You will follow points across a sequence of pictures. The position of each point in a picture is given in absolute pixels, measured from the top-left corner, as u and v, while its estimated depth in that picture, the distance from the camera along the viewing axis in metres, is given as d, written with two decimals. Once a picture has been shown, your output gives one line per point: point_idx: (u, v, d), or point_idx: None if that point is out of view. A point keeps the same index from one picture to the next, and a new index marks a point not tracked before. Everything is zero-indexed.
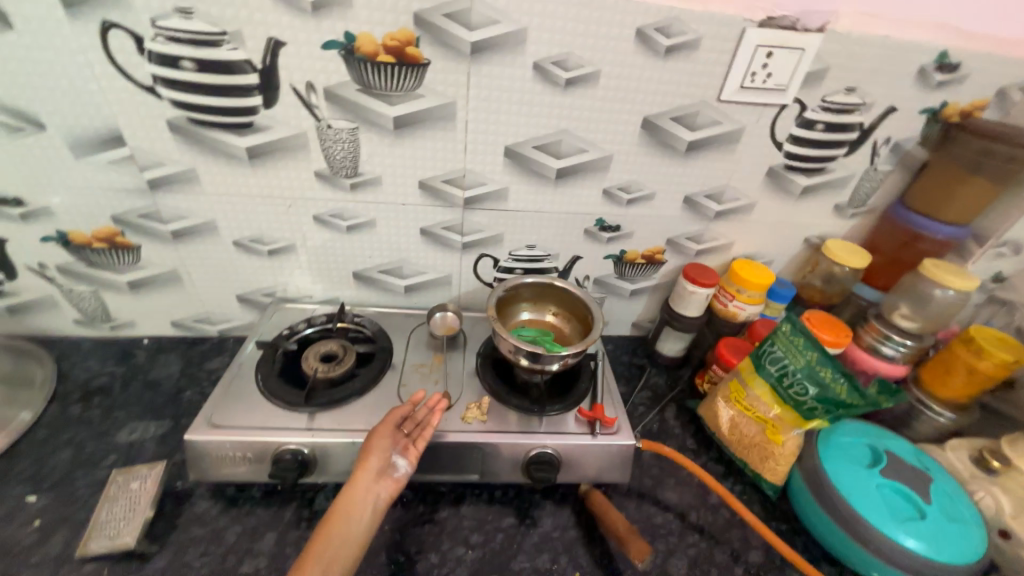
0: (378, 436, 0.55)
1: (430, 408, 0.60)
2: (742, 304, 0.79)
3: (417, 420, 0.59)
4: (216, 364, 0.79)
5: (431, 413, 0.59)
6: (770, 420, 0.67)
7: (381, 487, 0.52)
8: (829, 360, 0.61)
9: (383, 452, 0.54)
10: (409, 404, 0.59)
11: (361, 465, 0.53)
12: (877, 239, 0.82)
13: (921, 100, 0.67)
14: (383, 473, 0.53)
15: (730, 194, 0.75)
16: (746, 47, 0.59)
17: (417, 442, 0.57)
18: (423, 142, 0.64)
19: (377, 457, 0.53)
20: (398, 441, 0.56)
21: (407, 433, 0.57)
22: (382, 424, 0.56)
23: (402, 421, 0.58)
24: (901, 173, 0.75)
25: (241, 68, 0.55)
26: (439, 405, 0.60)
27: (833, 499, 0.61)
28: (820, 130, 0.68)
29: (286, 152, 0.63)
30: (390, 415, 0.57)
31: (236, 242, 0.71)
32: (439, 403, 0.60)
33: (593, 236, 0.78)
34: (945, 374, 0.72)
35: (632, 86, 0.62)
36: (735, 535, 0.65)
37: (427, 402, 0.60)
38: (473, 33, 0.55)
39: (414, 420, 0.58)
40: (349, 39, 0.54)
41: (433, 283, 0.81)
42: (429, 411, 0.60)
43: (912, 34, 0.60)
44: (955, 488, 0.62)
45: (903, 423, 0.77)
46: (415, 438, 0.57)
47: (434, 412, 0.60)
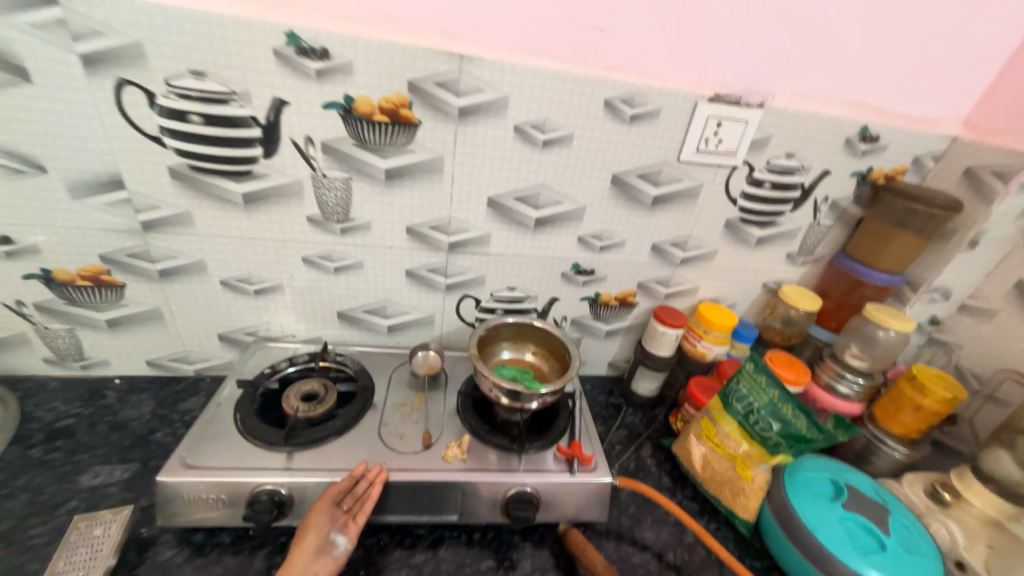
0: (315, 513, 0.55)
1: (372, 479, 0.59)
2: (709, 345, 0.84)
3: (358, 493, 0.58)
4: (191, 404, 0.78)
5: (372, 486, 0.59)
6: (740, 457, 0.70)
7: (315, 567, 0.52)
8: (789, 398, 0.65)
9: (320, 530, 0.54)
10: (349, 478, 0.58)
11: (298, 544, 0.53)
12: (826, 285, 0.91)
13: (851, 165, 0.77)
14: (321, 552, 0.53)
15: (693, 243, 0.82)
16: (699, 118, 0.68)
17: (356, 517, 0.56)
18: (412, 192, 0.69)
19: (314, 536, 0.53)
20: (336, 518, 0.55)
21: (347, 508, 0.57)
22: (320, 499, 0.57)
23: (342, 495, 0.57)
24: (841, 227, 0.85)
25: (246, 123, 0.60)
26: (380, 477, 0.59)
27: (801, 533, 0.63)
28: (768, 188, 0.77)
29: (281, 197, 0.66)
30: (328, 489, 0.57)
31: (224, 281, 0.73)
32: (380, 474, 0.60)
33: (570, 279, 0.83)
34: (894, 410, 0.77)
35: (602, 147, 0.69)
36: (711, 574, 0.66)
37: (368, 474, 0.59)
38: (461, 99, 0.62)
39: (354, 493, 0.58)
40: (348, 101, 0.60)
41: (416, 323, 0.84)
42: (369, 483, 0.59)
43: (837, 111, 0.71)
44: (911, 520, 0.65)
45: (863, 458, 0.82)
46: (354, 513, 0.56)
47: (375, 484, 0.59)
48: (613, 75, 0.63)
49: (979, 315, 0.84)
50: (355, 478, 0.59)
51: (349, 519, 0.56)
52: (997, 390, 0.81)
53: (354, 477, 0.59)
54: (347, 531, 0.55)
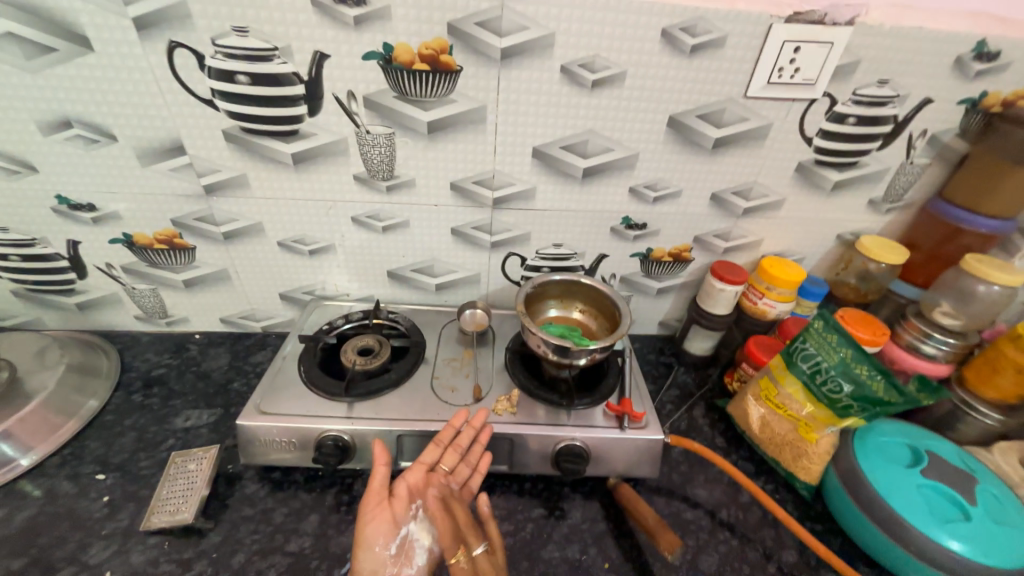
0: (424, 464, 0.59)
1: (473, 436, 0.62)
2: (772, 302, 0.78)
3: (460, 448, 0.61)
4: (261, 358, 0.84)
5: (475, 446, 0.62)
6: (803, 419, 0.66)
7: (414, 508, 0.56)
8: (865, 358, 0.60)
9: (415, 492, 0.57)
10: (449, 430, 0.61)
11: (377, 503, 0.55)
12: (915, 235, 0.80)
13: (960, 90, 0.65)
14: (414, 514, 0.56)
15: (758, 191, 0.75)
16: (772, 43, 0.59)
17: (458, 475, 0.60)
18: (455, 145, 0.67)
19: (407, 493, 0.56)
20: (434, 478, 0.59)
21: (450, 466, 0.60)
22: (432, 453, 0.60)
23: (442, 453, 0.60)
24: (939, 166, 0.73)
25: (289, 80, 0.59)
26: (483, 434, 0.62)
27: (871, 499, 0.59)
28: (852, 123, 0.68)
29: (328, 157, 0.67)
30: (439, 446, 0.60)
31: (281, 242, 0.76)
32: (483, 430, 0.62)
33: (620, 233, 0.79)
34: (991, 372, 0.69)
35: (657, 85, 0.63)
36: (767, 534, 0.64)
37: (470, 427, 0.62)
38: (502, 39, 0.58)
39: (457, 447, 0.60)
40: (387, 50, 0.58)
41: (463, 281, 0.84)
42: (472, 438, 0.62)
43: (945, 24, 0.60)
44: (1004, 491, 0.59)
45: (946, 425, 0.74)
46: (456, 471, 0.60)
47: (479, 443, 0.62)
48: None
49: None
50: (455, 433, 0.61)
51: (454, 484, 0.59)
52: None
53: (454, 430, 0.61)
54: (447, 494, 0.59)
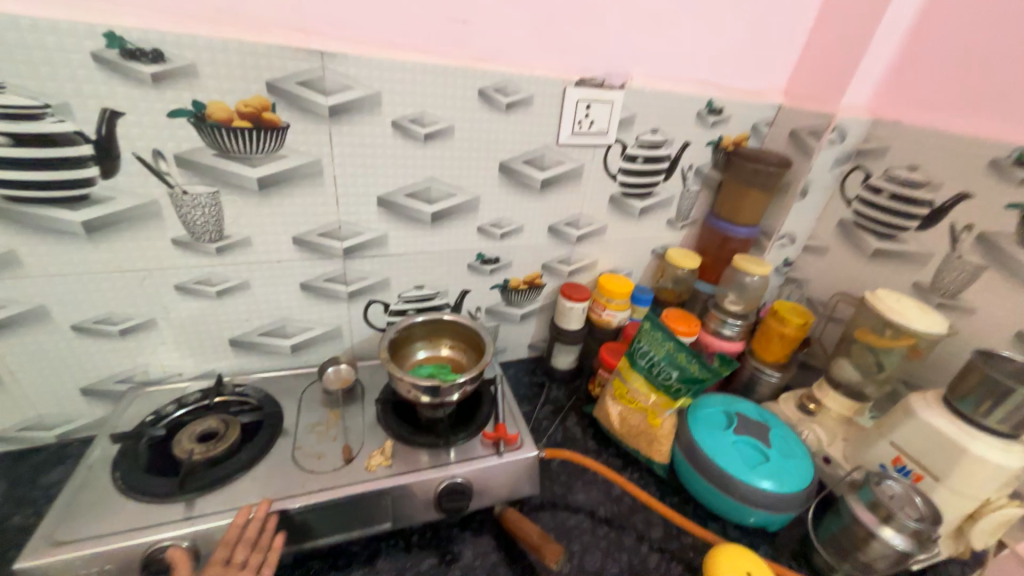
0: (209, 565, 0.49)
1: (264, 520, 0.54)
2: (613, 312, 0.91)
3: (250, 542, 0.52)
4: (56, 476, 0.66)
5: (267, 529, 0.54)
6: (650, 408, 0.77)
7: None
8: (682, 346, 0.73)
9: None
10: (233, 529, 0.52)
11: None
12: (702, 244, 1.02)
13: (706, 135, 0.87)
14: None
15: (585, 220, 0.88)
16: (569, 102, 0.72)
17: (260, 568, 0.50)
18: (293, 200, 0.65)
19: None
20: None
21: (243, 562, 0.50)
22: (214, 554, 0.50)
23: (229, 554, 0.51)
24: (707, 191, 0.96)
25: (71, 140, 0.52)
26: (270, 517, 0.54)
27: (705, 464, 0.71)
28: (641, 162, 0.85)
29: (135, 223, 0.59)
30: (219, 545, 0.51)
31: (77, 326, 0.63)
32: (269, 514, 0.55)
33: (476, 269, 0.84)
34: (767, 341, 0.90)
35: (484, 136, 0.71)
36: (638, 518, 0.72)
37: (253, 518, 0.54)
38: (328, 97, 0.60)
39: (246, 544, 0.52)
40: (198, 107, 0.55)
41: (323, 337, 0.79)
42: (261, 526, 0.54)
43: (686, 90, 0.80)
44: (787, 431, 0.76)
45: (750, 388, 0.94)
46: (257, 563, 0.50)
47: (272, 525, 0.54)
48: (483, 65, 0.65)
49: (819, 253, 0.98)
50: (239, 529, 0.53)
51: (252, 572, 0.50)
52: (835, 311, 0.97)
53: (237, 527, 0.53)
54: None
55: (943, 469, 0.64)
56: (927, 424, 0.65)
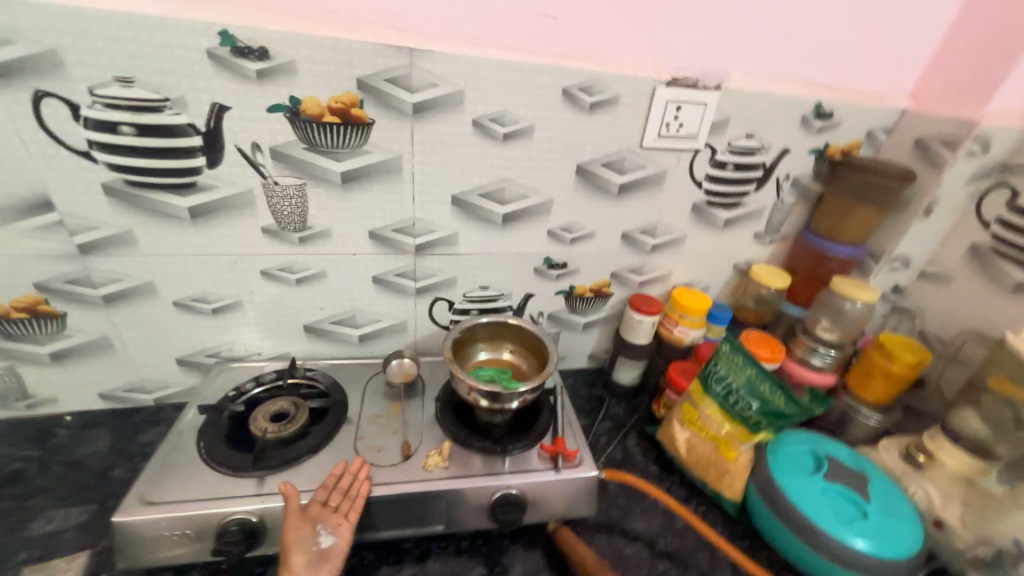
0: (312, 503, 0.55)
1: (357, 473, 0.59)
2: (685, 329, 0.84)
3: (343, 489, 0.57)
4: (151, 436, 0.72)
5: (358, 480, 0.58)
6: (723, 438, 0.70)
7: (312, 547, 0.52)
8: (766, 375, 0.66)
9: (310, 536, 0.52)
10: (331, 476, 0.57)
11: (290, 559, 0.51)
12: (793, 262, 0.91)
13: (809, 142, 0.78)
14: (319, 559, 0.51)
15: (662, 229, 0.82)
16: (658, 102, 0.67)
17: (348, 515, 0.55)
18: (372, 194, 0.66)
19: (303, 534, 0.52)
20: (324, 516, 0.54)
21: (336, 507, 0.55)
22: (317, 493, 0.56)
23: (326, 496, 0.56)
24: (803, 204, 0.85)
25: (183, 131, 0.56)
26: (363, 470, 0.59)
27: (787, 509, 0.63)
28: (731, 169, 0.77)
29: (231, 209, 0.63)
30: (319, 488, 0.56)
31: (177, 302, 0.69)
32: (361, 468, 0.59)
33: (543, 274, 0.82)
34: (866, 378, 0.79)
35: (564, 136, 0.68)
36: (702, 558, 0.66)
37: (349, 470, 0.59)
38: (414, 95, 0.60)
39: (338, 491, 0.56)
40: (294, 102, 0.57)
41: (388, 330, 0.81)
42: (354, 477, 0.58)
43: (790, 91, 0.72)
44: (890, 484, 0.66)
45: (841, 428, 0.83)
46: (346, 511, 0.55)
47: (361, 477, 0.58)
48: (569, 63, 0.63)
49: (938, 281, 0.85)
50: (336, 477, 0.57)
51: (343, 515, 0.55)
52: (957, 351, 0.83)
53: (334, 476, 0.57)
54: (337, 528, 0.54)
55: None
56: None
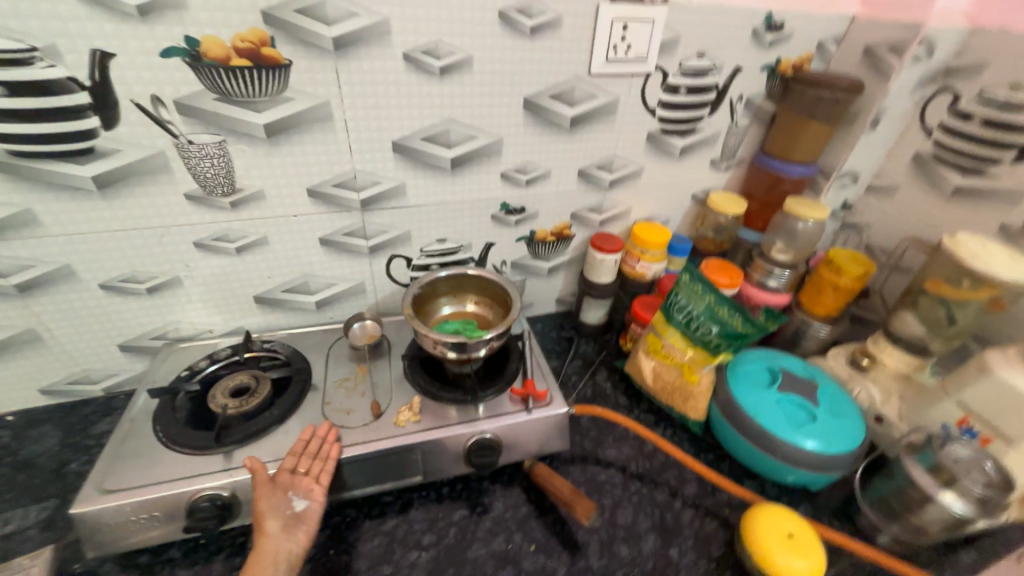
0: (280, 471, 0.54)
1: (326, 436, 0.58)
2: (647, 264, 0.85)
3: (313, 453, 0.57)
4: (106, 426, 0.69)
5: (327, 443, 0.57)
6: (687, 363, 0.73)
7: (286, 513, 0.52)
8: (724, 300, 0.67)
9: (283, 503, 0.52)
10: (299, 442, 0.57)
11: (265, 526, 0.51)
12: (750, 188, 0.92)
13: (761, 59, 0.75)
14: (295, 522, 0.52)
15: (618, 163, 0.80)
16: (603, 22, 0.63)
17: (320, 478, 0.54)
18: (303, 147, 0.60)
19: (275, 501, 0.52)
20: (295, 482, 0.54)
21: (306, 471, 0.55)
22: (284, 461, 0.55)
23: (296, 462, 0.55)
24: (757, 126, 0.84)
25: (65, 88, 0.49)
26: (332, 433, 0.58)
27: (745, 422, 0.67)
28: (684, 93, 0.75)
29: (144, 176, 0.57)
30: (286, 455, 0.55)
31: (104, 284, 0.63)
32: (330, 431, 0.58)
33: (501, 220, 0.79)
34: (817, 293, 0.83)
35: (507, 68, 0.63)
36: (671, 474, 0.70)
37: (318, 434, 0.58)
38: (332, 28, 0.53)
39: (308, 456, 0.56)
40: (192, 44, 0.50)
41: (345, 294, 0.78)
42: (323, 440, 0.58)
43: (741, 2, 0.68)
44: (837, 389, 0.71)
45: (795, 343, 0.87)
46: (317, 475, 0.55)
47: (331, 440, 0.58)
48: None
49: (884, 193, 0.87)
50: (304, 443, 0.57)
51: (313, 479, 0.54)
52: (900, 260, 0.87)
53: (303, 441, 0.57)
54: (309, 492, 0.54)
55: (1016, 430, 0.58)
56: (1007, 384, 0.58)
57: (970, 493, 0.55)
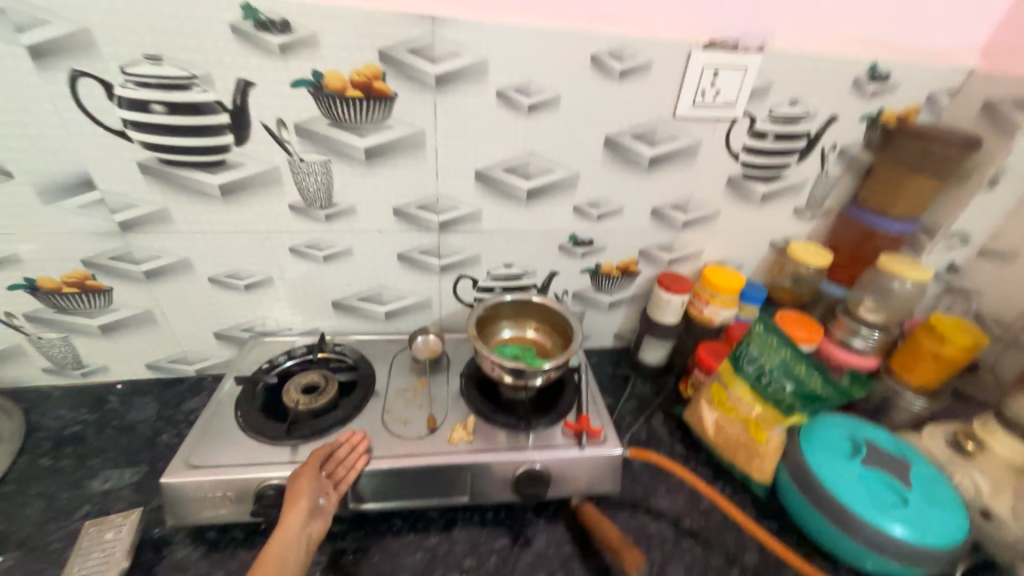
0: (311, 463, 0.56)
1: (356, 444, 0.60)
2: (716, 309, 0.81)
3: (340, 457, 0.58)
4: (194, 404, 0.77)
5: (356, 452, 0.59)
6: (754, 419, 0.68)
7: (309, 505, 0.53)
8: (802, 357, 0.64)
9: (309, 494, 0.53)
10: (335, 442, 0.59)
11: (288, 510, 0.52)
12: (836, 238, 0.85)
13: (861, 108, 0.71)
14: (314, 513, 0.53)
15: (694, 204, 0.78)
16: (694, 67, 0.63)
17: (341, 485, 0.56)
18: (395, 170, 0.65)
19: (305, 489, 0.53)
20: (322, 479, 0.55)
21: (331, 474, 0.56)
22: (312, 456, 0.57)
23: (326, 461, 0.57)
24: (851, 175, 0.79)
25: (212, 109, 0.57)
26: (362, 443, 0.60)
27: (820, 493, 0.61)
28: (771, 139, 0.73)
29: (260, 187, 0.64)
30: (315, 452, 0.57)
31: (212, 278, 0.71)
32: (362, 441, 0.60)
33: (569, 251, 0.80)
34: (913, 360, 0.75)
35: (592, 108, 0.65)
36: (729, 539, 0.65)
37: (351, 441, 0.60)
38: (436, 66, 0.58)
39: (336, 458, 0.58)
40: (317, 77, 0.57)
41: (413, 307, 0.81)
42: (352, 447, 0.59)
43: (842, 53, 0.66)
44: (933, 471, 0.63)
45: (881, 413, 0.79)
46: (339, 480, 0.56)
47: (358, 449, 0.59)
48: (598, 26, 0.59)
49: (1001, 258, 0.78)
50: (336, 446, 0.59)
51: (336, 483, 0.56)
52: (1018, 334, 0.77)
53: (337, 443, 0.59)
54: (329, 493, 0.55)
55: None
56: None
57: None
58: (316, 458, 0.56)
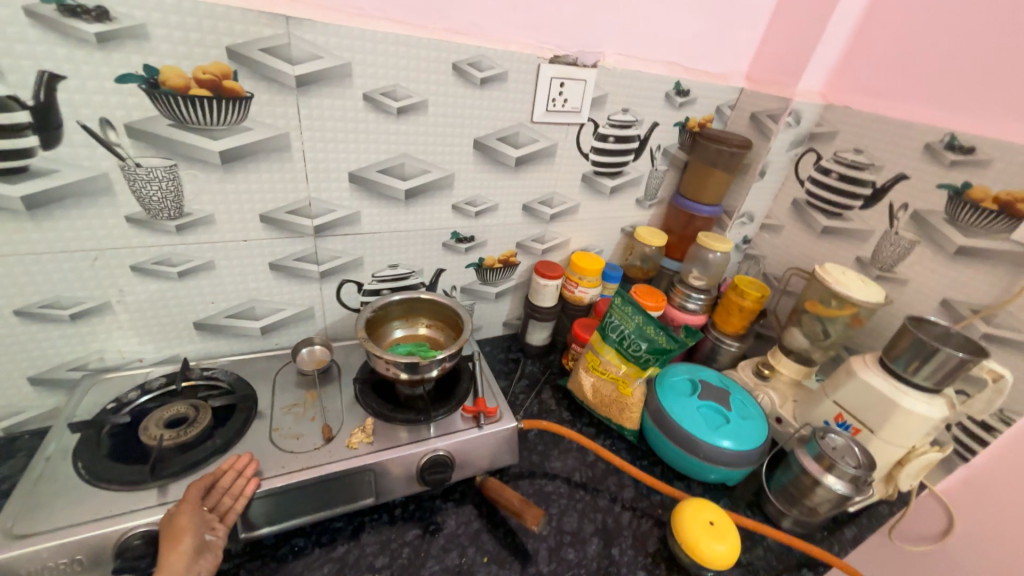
0: (191, 499, 0.51)
1: (242, 470, 0.56)
2: (585, 289, 0.93)
3: (224, 486, 0.54)
4: (7, 469, 0.62)
5: (242, 478, 0.56)
6: (621, 378, 0.80)
7: (196, 543, 0.49)
8: (650, 319, 0.76)
9: (196, 530, 0.49)
10: (216, 472, 0.54)
11: (170, 551, 0.47)
12: (669, 223, 1.05)
13: (673, 116, 0.89)
14: (202, 550, 0.49)
15: (558, 199, 0.89)
16: (543, 79, 0.73)
17: (228, 516, 0.53)
18: (259, 174, 0.62)
19: (190, 526, 0.49)
20: (205, 513, 0.51)
21: (214, 506, 0.52)
22: (192, 487, 0.52)
23: (208, 493, 0.53)
24: (673, 171, 0.99)
25: (4, 106, 0.47)
26: (250, 467, 0.56)
27: (672, 427, 0.76)
28: (612, 141, 0.86)
29: (83, 198, 0.55)
30: (193, 486, 0.52)
31: (20, 310, 0.59)
32: (248, 464, 0.57)
33: (451, 248, 0.84)
34: (727, 314, 0.96)
35: (458, 113, 0.70)
36: (611, 482, 0.76)
37: (235, 466, 0.56)
38: (295, 67, 0.57)
39: (219, 489, 0.54)
40: (150, 72, 0.51)
41: (293, 319, 0.77)
42: (237, 473, 0.56)
43: (654, 72, 0.82)
44: (745, 395, 0.82)
45: (711, 358, 1.00)
46: (225, 511, 0.53)
47: (245, 474, 0.56)
48: (455, 38, 0.64)
49: (774, 230, 1.05)
50: (218, 475, 0.54)
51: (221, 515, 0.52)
52: (788, 285, 1.04)
53: (219, 472, 0.55)
54: (216, 526, 0.51)
55: (877, 422, 0.72)
56: (866, 384, 0.73)
57: (846, 474, 0.66)
58: (196, 493, 0.51)
